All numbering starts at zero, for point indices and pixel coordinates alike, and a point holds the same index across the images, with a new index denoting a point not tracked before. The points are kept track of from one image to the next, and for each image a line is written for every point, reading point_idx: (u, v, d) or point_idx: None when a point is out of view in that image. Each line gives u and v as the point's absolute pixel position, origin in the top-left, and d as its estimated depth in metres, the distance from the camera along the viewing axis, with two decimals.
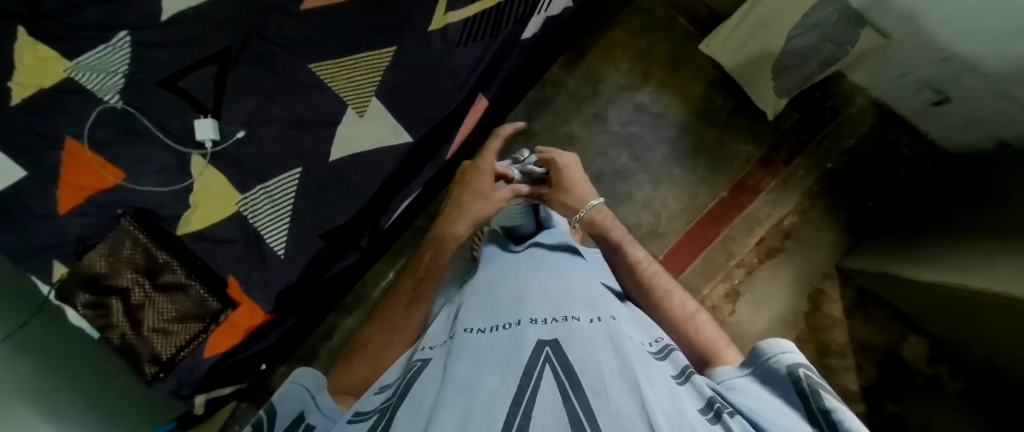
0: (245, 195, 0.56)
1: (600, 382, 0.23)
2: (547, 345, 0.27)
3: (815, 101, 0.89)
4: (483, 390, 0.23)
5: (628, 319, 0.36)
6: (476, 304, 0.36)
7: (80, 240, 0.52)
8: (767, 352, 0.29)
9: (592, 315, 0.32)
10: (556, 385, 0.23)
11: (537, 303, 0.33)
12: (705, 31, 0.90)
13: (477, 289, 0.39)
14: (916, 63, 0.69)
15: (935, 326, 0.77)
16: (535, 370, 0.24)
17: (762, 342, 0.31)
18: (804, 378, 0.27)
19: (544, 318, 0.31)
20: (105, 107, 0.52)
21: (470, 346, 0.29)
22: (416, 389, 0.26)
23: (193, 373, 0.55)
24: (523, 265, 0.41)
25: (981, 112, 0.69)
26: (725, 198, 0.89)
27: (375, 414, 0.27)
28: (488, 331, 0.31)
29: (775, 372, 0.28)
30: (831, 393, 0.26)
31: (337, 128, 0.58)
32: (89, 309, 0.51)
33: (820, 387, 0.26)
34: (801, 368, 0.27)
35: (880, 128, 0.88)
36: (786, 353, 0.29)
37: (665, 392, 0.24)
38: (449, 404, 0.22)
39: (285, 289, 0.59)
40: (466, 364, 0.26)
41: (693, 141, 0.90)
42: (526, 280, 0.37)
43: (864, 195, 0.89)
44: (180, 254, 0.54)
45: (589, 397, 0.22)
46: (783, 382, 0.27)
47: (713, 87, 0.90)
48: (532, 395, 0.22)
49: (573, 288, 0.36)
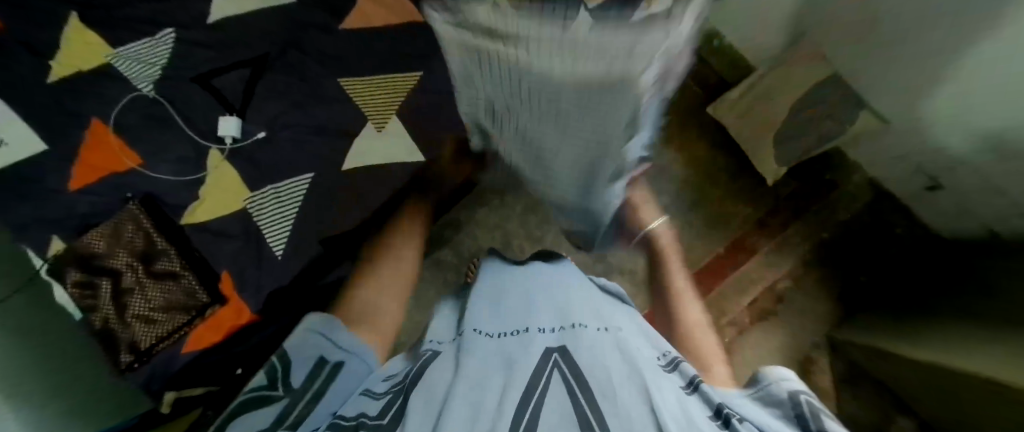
0: (254, 192, 0.57)
1: (609, 383, 0.23)
2: (554, 351, 0.27)
3: (815, 172, 0.92)
4: (493, 388, 0.24)
5: (636, 329, 0.35)
6: (484, 309, 0.35)
7: (83, 218, 0.53)
8: (766, 377, 0.29)
9: (600, 325, 0.31)
10: (564, 385, 0.23)
11: (544, 312, 0.33)
12: (712, 95, 0.95)
13: (486, 294, 0.38)
14: (910, 148, 0.73)
15: (926, 412, 0.75)
16: (543, 375, 0.24)
17: (762, 370, 0.30)
18: (804, 402, 0.26)
19: (552, 327, 0.30)
20: (138, 94, 0.55)
21: (481, 348, 0.29)
22: (427, 380, 0.26)
23: (168, 364, 0.53)
24: (534, 276, 0.40)
25: (970, 201, 0.72)
26: (721, 255, 0.91)
27: (389, 394, 0.28)
28: (498, 336, 0.30)
29: (773, 395, 0.27)
30: (832, 418, 0.25)
31: (354, 140, 0.60)
32: (78, 287, 0.51)
33: (820, 411, 0.25)
34: (801, 394, 0.27)
35: (879, 207, 0.90)
36: (784, 380, 0.28)
37: (673, 396, 0.24)
38: (460, 398, 0.23)
39: (276, 290, 0.57)
40: (481, 361, 0.27)
41: (694, 197, 0.92)
42: (535, 292, 0.37)
43: (857, 268, 0.90)
44: (180, 242, 0.54)
45: (598, 396, 0.22)
46: (783, 406, 0.26)
47: (716, 149, 0.94)
48: (539, 396, 0.22)
49: (580, 299, 0.35)
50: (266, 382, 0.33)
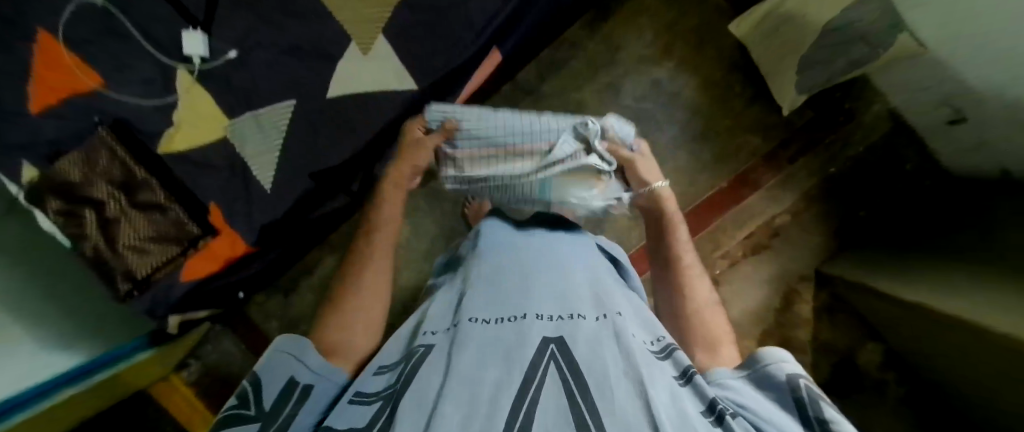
0: (234, 120, 0.54)
1: (604, 379, 0.24)
2: (552, 342, 0.27)
3: (834, 101, 0.89)
4: (486, 384, 0.24)
5: (634, 314, 0.35)
6: (481, 290, 0.35)
7: (52, 144, 0.49)
8: (764, 358, 0.30)
9: (598, 312, 0.31)
10: (561, 384, 0.23)
11: (543, 297, 0.33)
12: (736, 10, 0.87)
13: (483, 273, 0.38)
14: (940, 79, 0.68)
15: (896, 340, 0.80)
16: (540, 368, 0.25)
17: (759, 349, 0.31)
18: (803, 387, 0.28)
19: (550, 314, 0.30)
20: (85, 3, 0.46)
21: (475, 338, 0.28)
22: (420, 377, 0.27)
23: (168, 294, 0.54)
24: (530, 253, 0.40)
25: (990, 140, 0.68)
26: (724, 189, 0.89)
27: (380, 399, 0.28)
28: (493, 322, 0.30)
29: (773, 380, 0.29)
30: (828, 403, 0.27)
31: (337, 65, 0.56)
32: (61, 216, 0.49)
33: (819, 398, 0.27)
34: (800, 378, 0.28)
35: (891, 139, 0.88)
36: (784, 362, 0.29)
37: (666, 390, 0.24)
38: (451, 397, 0.23)
39: (269, 224, 0.59)
40: (472, 355, 0.26)
41: (702, 127, 0.88)
42: (533, 272, 0.36)
43: (859, 204, 0.90)
44: (159, 172, 0.52)
45: (596, 399, 0.22)
46: (780, 389, 0.28)
47: (732, 72, 0.88)
48: (535, 395, 0.23)
49: (579, 282, 0.35)
50: (245, 407, 0.31)
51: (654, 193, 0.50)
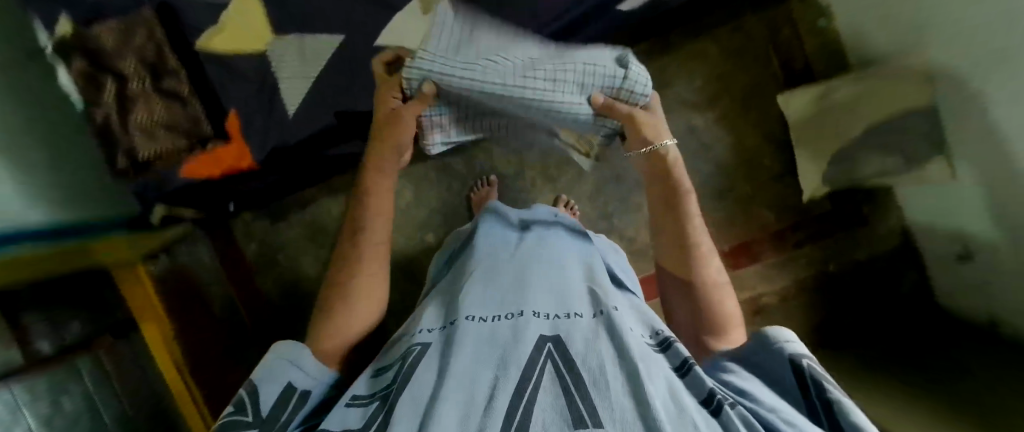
0: (278, 39, 0.54)
1: (600, 374, 0.23)
2: (549, 340, 0.27)
3: (855, 202, 0.89)
4: (482, 385, 0.24)
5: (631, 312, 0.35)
6: (478, 287, 0.35)
7: (96, 7, 0.47)
8: (768, 338, 0.29)
9: (596, 309, 0.31)
10: (557, 381, 0.23)
11: (540, 295, 0.33)
12: (791, 84, 0.86)
13: (480, 271, 0.38)
14: (963, 214, 0.68)
15: None
16: (537, 365, 0.24)
17: (763, 328, 0.30)
18: (807, 367, 0.26)
19: (547, 312, 0.30)
20: None
21: (472, 335, 0.28)
22: (416, 375, 0.26)
23: (163, 184, 0.54)
24: (532, 251, 0.39)
25: (989, 286, 0.69)
26: (724, 252, 0.89)
27: (376, 401, 0.28)
28: (490, 320, 0.30)
29: (776, 358, 0.28)
30: (835, 384, 0.25)
31: (395, 15, 0.55)
32: (82, 77, 0.48)
33: (821, 378, 0.25)
34: (804, 357, 0.27)
35: (893, 259, 0.88)
36: (789, 341, 0.28)
37: (664, 384, 0.23)
38: (447, 397, 0.22)
39: (280, 147, 0.58)
40: (468, 355, 0.26)
41: (722, 186, 0.88)
42: (529, 268, 0.36)
43: (846, 307, 0.90)
44: (191, 64, 0.51)
45: (592, 394, 0.22)
46: (783, 369, 0.27)
47: (768, 143, 0.88)
48: (531, 390, 0.22)
49: (577, 281, 0.35)
50: (241, 415, 0.28)
51: (660, 153, 0.41)
